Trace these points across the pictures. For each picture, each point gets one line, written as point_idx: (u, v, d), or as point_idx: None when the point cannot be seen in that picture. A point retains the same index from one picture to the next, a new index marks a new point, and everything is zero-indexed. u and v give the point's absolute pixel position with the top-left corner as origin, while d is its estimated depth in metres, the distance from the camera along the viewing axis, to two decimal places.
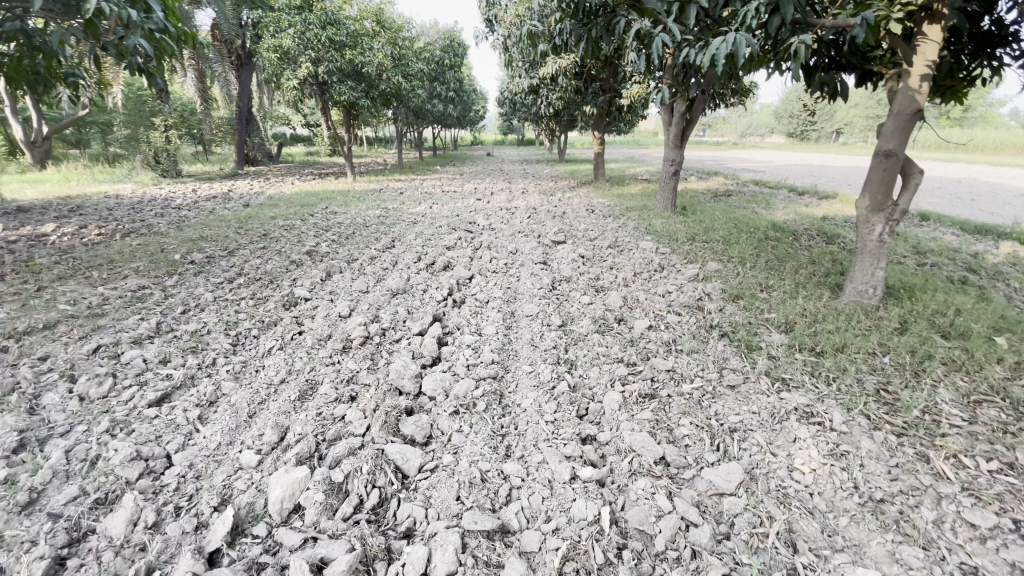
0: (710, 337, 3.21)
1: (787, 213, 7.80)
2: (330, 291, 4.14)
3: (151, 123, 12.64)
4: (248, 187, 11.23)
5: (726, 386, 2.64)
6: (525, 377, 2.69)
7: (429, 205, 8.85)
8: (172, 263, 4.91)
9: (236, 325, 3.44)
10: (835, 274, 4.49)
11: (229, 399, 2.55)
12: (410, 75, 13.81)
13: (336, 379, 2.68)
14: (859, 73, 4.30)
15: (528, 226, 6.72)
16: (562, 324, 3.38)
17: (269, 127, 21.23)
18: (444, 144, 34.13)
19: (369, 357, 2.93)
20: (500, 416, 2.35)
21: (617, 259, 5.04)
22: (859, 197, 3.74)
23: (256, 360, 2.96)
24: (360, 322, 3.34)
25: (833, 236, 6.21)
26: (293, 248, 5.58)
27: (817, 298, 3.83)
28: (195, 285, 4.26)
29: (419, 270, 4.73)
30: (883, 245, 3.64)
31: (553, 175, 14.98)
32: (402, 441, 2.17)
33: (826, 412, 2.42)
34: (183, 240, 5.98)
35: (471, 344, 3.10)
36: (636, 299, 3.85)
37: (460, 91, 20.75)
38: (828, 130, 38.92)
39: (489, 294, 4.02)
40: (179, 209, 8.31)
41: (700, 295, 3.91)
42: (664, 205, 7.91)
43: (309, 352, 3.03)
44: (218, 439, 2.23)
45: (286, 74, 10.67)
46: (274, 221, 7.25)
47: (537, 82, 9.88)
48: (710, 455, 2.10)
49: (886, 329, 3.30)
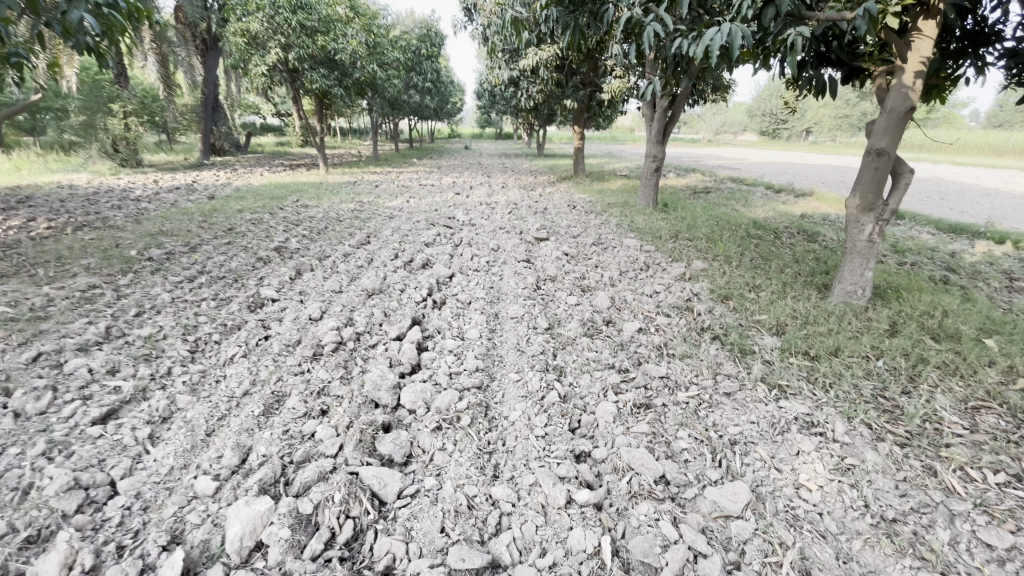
0: (702, 340, 3.09)
1: (767, 211, 7.81)
2: (300, 290, 3.88)
3: (109, 110, 12.06)
4: (213, 178, 10.74)
5: (723, 394, 2.52)
6: (513, 387, 2.51)
7: (405, 199, 8.57)
8: (128, 259, 4.55)
9: (195, 329, 3.17)
10: (820, 274, 4.43)
11: (185, 415, 2.30)
12: (385, 64, 13.41)
13: (305, 391, 2.46)
14: (845, 70, 4.25)
15: (509, 222, 6.53)
16: (549, 327, 3.22)
17: (236, 116, 20.43)
18: (420, 137, 33.58)
19: (341, 365, 2.71)
20: (486, 431, 2.17)
21: (602, 257, 4.91)
22: (848, 196, 3.67)
23: (216, 369, 2.71)
24: (332, 326, 3.10)
25: (814, 235, 6.21)
26: (260, 244, 5.26)
27: (806, 298, 3.76)
28: (151, 285, 3.93)
29: (396, 268, 4.50)
30: (872, 245, 3.58)
31: (532, 169, 14.81)
32: (379, 462, 1.97)
33: (827, 421, 2.32)
34: (141, 234, 5.60)
35: (453, 350, 2.90)
36: (623, 300, 3.71)
37: (437, 82, 20.36)
38: (799, 129, 39.79)
39: (471, 295, 3.83)
40: (139, 201, 7.84)
41: (688, 294, 3.79)
42: (646, 202, 7.80)
43: (276, 359, 2.79)
44: (171, 463, 1.98)
45: (254, 60, 10.19)
46: (241, 214, 6.88)
47: (516, 74, 9.67)
48: (713, 472, 1.97)
49: (877, 331, 3.25)
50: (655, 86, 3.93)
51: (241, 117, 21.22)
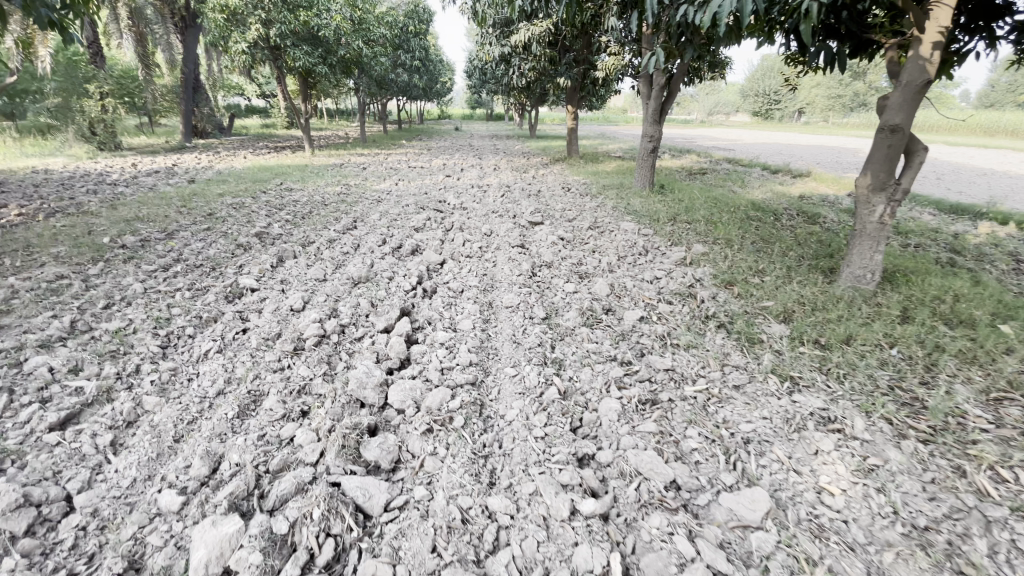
0: (707, 329, 2.93)
1: (765, 192, 7.65)
2: (281, 279, 3.66)
3: (86, 92, 11.60)
4: (194, 161, 10.39)
5: (733, 387, 2.37)
6: (509, 382, 2.34)
7: (394, 181, 8.31)
8: (100, 247, 4.30)
9: (167, 322, 2.95)
10: (824, 257, 4.28)
11: (152, 420, 2.11)
12: (371, 41, 12.97)
13: (283, 390, 2.28)
14: (853, 42, 4.03)
15: (502, 205, 6.31)
16: (546, 317, 3.05)
17: (219, 96, 19.81)
18: (409, 118, 32.90)
19: (323, 360, 2.52)
20: (481, 432, 2.00)
21: (599, 241, 4.72)
22: (858, 175, 3.50)
23: (188, 366, 2.51)
24: (314, 319, 2.90)
25: (814, 217, 6.06)
26: (241, 230, 5.02)
27: (813, 283, 3.60)
28: (123, 275, 3.70)
29: (384, 254, 4.28)
30: (883, 227, 3.42)
31: (524, 151, 14.52)
32: (364, 470, 1.80)
33: (845, 416, 2.18)
34: (116, 220, 5.32)
35: (444, 342, 2.72)
36: (623, 287, 3.53)
37: (425, 61, 19.82)
38: (792, 109, 39.56)
39: (463, 283, 3.64)
40: (115, 185, 7.54)
41: (691, 280, 3.62)
42: (642, 183, 7.58)
43: (253, 355, 2.60)
44: (133, 475, 1.80)
45: (234, 36, 9.73)
46: (222, 199, 6.60)
47: (508, 50, 9.33)
48: (727, 476, 1.82)
49: (889, 317, 3.11)
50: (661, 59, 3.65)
51: (224, 98, 20.59)
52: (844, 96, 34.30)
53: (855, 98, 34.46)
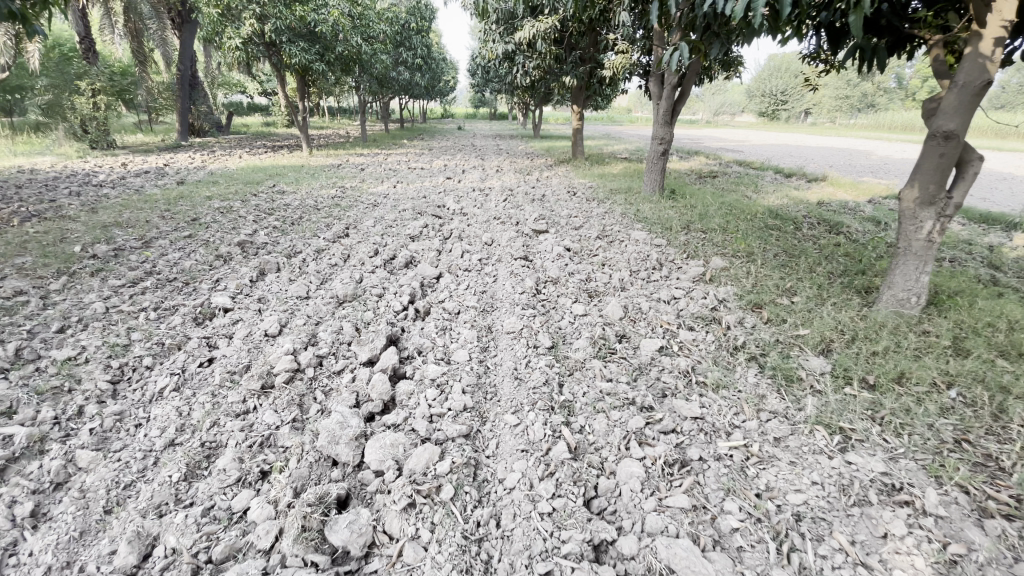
0: (736, 363, 2.56)
1: (780, 198, 7.27)
2: (259, 298, 3.30)
3: (76, 88, 11.10)
4: (188, 160, 10.08)
5: (772, 442, 2.02)
6: (510, 434, 1.99)
7: (392, 183, 7.99)
8: (68, 257, 3.97)
9: (124, 351, 2.61)
10: (856, 274, 3.91)
11: (83, 482, 1.77)
12: (372, 38, 12.65)
13: (243, 444, 1.93)
14: (893, 38, 3.66)
15: (504, 211, 5.96)
16: (552, 346, 2.69)
17: (219, 94, 19.56)
18: (411, 117, 32.63)
19: (293, 404, 2.18)
20: (475, 507, 1.65)
21: (608, 252, 4.37)
22: (904, 186, 3.14)
23: (138, 409, 2.17)
24: (288, 349, 2.55)
25: (837, 225, 5.67)
26: (224, 238, 4.68)
27: (849, 306, 3.24)
28: (85, 290, 3.36)
29: (375, 267, 3.93)
30: (931, 245, 3.05)
31: (528, 151, 14.16)
32: (328, 563, 1.45)
33: (912, 485, 1.83)
34: (92, 225, 4.99)
35: (436, 378, 2.37)
36: (638, 308, 3.17)
37: (427, 59, 19.52)
38: (798, 110, 39.18)
39: (460, 302, 3.28)
40: (101, 186, 7.22)
41: (714, 300, 3.24)
42: (651, 188, 7.18)
43: (215, 394, 2.25)
44: (47, 562, 1.46)
45: (227, 32, 9.36)
46: (210, 202, 6.27)
47: (511, 48, 8.97)
48: (780, 574, 1.45)
49: (941, 349, 2.74)
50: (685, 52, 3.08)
51: (223, 96, 20.30)
52: (853, 96, 33.94)
53: (864, 98, 34.08)
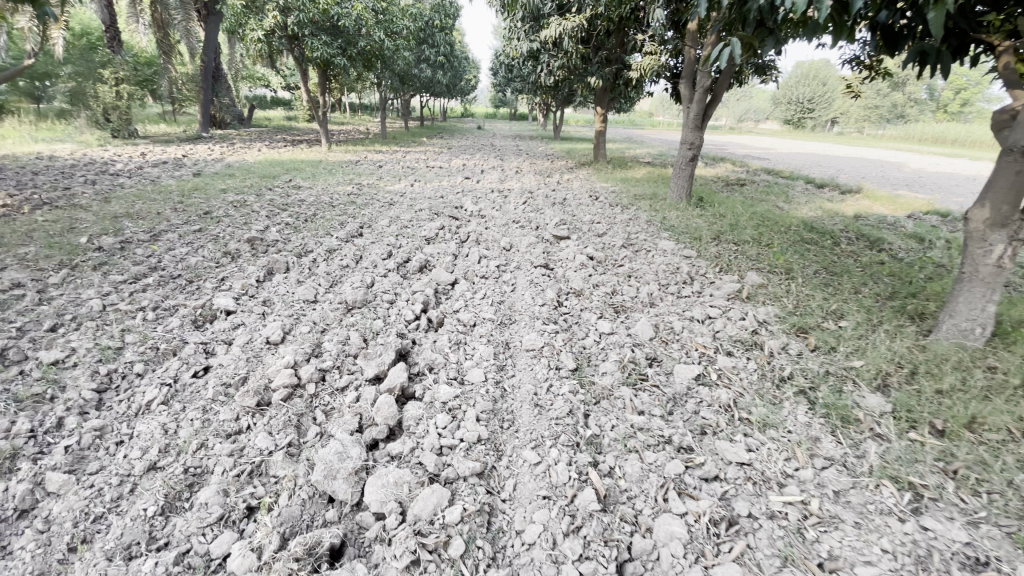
0: (784, 398, 2.29)
1: (813, 209, 6.92)
2: (264, 300, 3.11)
3: (100, 76, 11.13)
4: (207, 152, 10.03)
5: (830, 498, 1.76)
6: (530, 476, 1.75)
7: (410, 182, 7.81)
8: (73, 249, 3.83)
9: (116, 355, 2.43)
10: (907, 296, 3.59)
11: (49, 512, 1.58)
12: (394, 33, 12.47)
13: (231, 473, 1.73)
14: (956, 43, 3.33)
15: (523, 214, 5.72)
16: (576, 369, 2.44)
17: (242, 87, 19.66)
18: (431, 115, 32.51)
19: (290, 426, 1.97)
20: (489, 570, 1.41)
21: (634, 263, 4.11)
22: (973, 205, 2.83)
23: (121, 424, 1.98)
24: (289, 361, 2.33)
25: (877, 241, 5.32)
26: (235, 234, 4.52)
27: (904, 334, 2.94)
28: (85, 285, 3.20)
29: (387, 270, 3.72)
30: (1002, 271, 2.74)
31: (548, 153, 13.91)
32: None
33: (1002, 561, 1.55)
34: (102, 216, 4.88)
35: (448, 401, 2.13)
36: (670, 328, 2.90)
37: (449, 57, 19.35)
38: (825, 120, 38.28)
39: (476, 313, 3.05)
40: (117, 175, 7.16)
41: (754, 322, 2.96)
42: (678, 195, 6.85)
43: (206, 411, 2.05)
44: None
45: (251, 23, 9.31)
46: (224, 195, 6.14)
47: (536, 46, 8.71)
48: None
49: (1017, 389, 2.43)
50: (740, 49, 2.44)
51: (246, 89, 20.41)
52: (882, 107, 33.05)
53: (894, 109, 33.15)
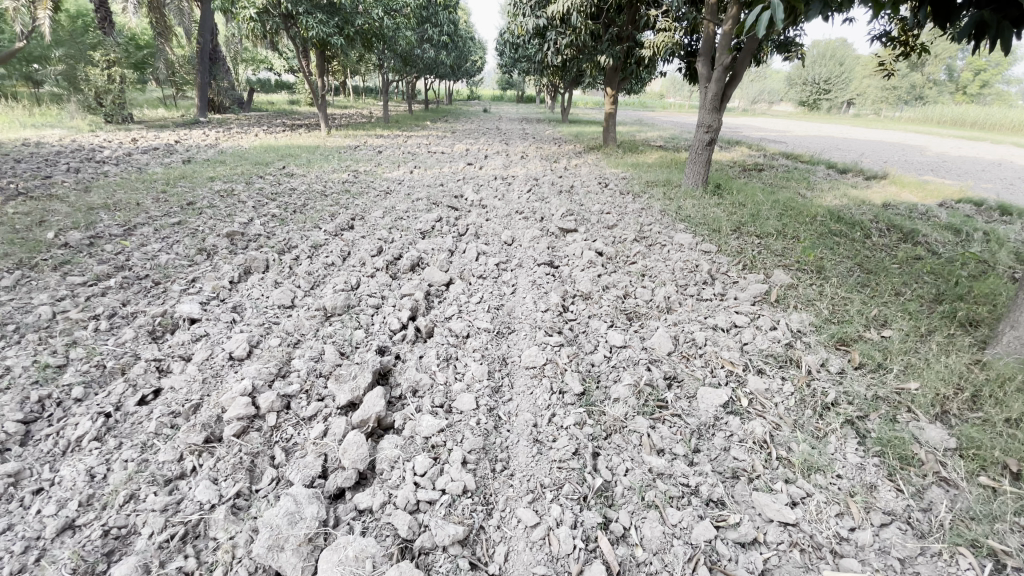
0: (828, 431, 1.94)
1: (838, 196, 6.48)
2: (234, 306, 2.78)
3: (91, 58, 10.75)
4: (201, 137, 9.68)
5: (895, 572, 1.42)
6: (525, 545, 1.42)
7: (409, 168, 7.44)
8: (35, 245, 3.51)
9: (55, 374, 2.11)
10: (954, 299, 3.19)
11: None
12: (395, 12, 11.97)
13: (162, 536, 1.42)
14: None
15: (528, 203, 5.34)
16: (583, 393, 2.10)
17: (242, 69, 19.21)
18: (436, 98, 31.90)
19: (241, 470, 1.65)
20: None
21: (648, 260, 3.73)
22: None
23: (42, 467, 1.66)
24: (248, 385, 2.01)
25: (911, 232, 4.88)
26: (215, 227, 4.19)
27: (959, 347, 2.56)
28: (38, 289, 2.89)
29: (375, 269, 3.37)
30: None
31: (555, 137, 13.42)
32: None
33: None
34: (77, 207, 4.56)
35: (430, 438, 1.80)
36: (690, 340, 2.54)
37: (454, 37, 18.76)
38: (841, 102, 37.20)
39: (470, 321, 2.70)
40: (103, 162, 6.85)
41: (787, 333, 2.59)
42: (692, 182, 6.39)
43: (144, 451, 1.72)
44: None
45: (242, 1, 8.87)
46: (211, 183, 5.81)
47: (543, 22, 8.20)
48: None
49: None
50: (783, 13, 1.83)
51: (247, 71, 19.98)
52: (901, 87, 31.99)
53: (913, 90, 32.06)
